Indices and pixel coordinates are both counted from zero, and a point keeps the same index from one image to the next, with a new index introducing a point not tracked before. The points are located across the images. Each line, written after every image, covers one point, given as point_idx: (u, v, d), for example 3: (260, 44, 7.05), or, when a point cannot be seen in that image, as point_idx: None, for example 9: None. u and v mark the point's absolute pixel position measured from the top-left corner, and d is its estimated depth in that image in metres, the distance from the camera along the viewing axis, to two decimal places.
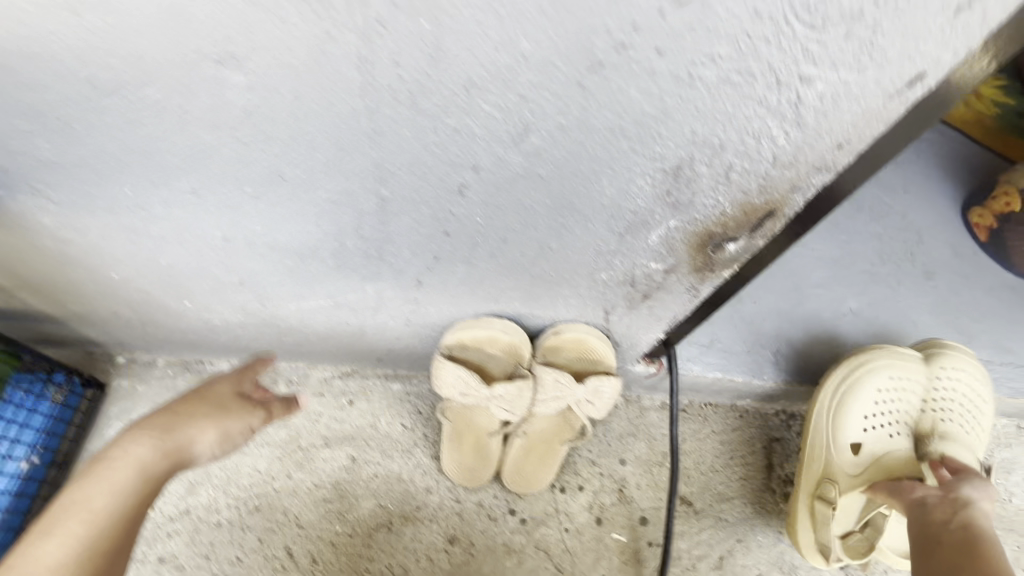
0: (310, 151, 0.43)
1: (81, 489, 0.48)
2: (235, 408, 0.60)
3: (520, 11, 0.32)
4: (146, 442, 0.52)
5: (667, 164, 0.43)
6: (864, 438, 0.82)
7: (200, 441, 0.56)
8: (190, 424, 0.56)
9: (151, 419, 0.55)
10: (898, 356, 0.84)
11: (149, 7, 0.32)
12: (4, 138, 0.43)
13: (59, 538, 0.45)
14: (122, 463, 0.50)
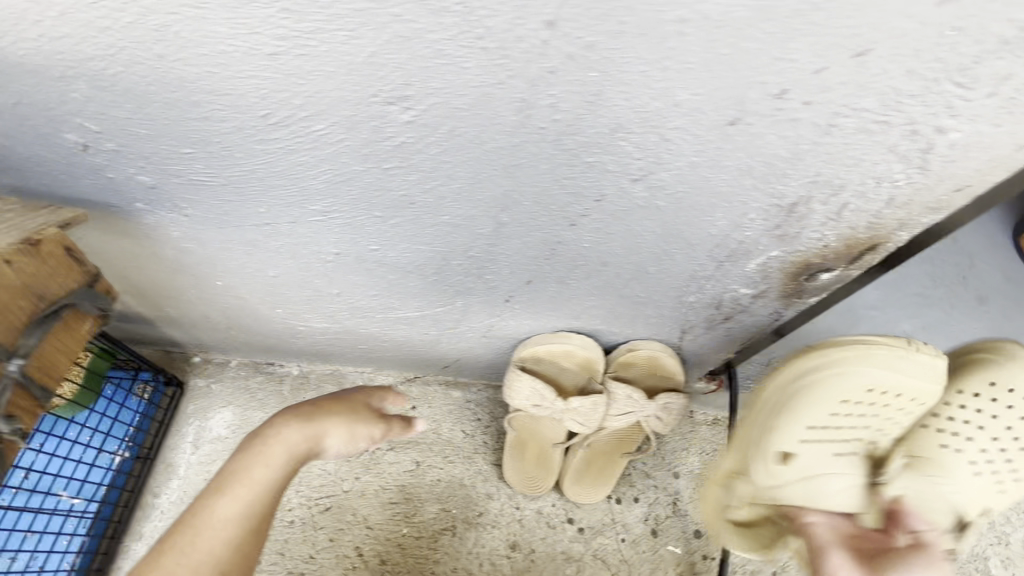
0: (446, 179, 0.46)
1: (244, 458, 0.54)
2: (371, 417, 0.61)
3: (685, 66, 0.34)
4: (297, 429, 0.56)
5: (784, 200, 0.46)
6: (806, 450, 0.60)
7: (335, 441, 0.58)
8: (332, 419, 0.58)
9: (307, 402, 0.60)
10: (886, 359, 0.56)
11: (344, 55, 0.35)
12: (166, 161, 0.46)
13: (230, 500, 0.52)
14: (276, 444, 0.55)
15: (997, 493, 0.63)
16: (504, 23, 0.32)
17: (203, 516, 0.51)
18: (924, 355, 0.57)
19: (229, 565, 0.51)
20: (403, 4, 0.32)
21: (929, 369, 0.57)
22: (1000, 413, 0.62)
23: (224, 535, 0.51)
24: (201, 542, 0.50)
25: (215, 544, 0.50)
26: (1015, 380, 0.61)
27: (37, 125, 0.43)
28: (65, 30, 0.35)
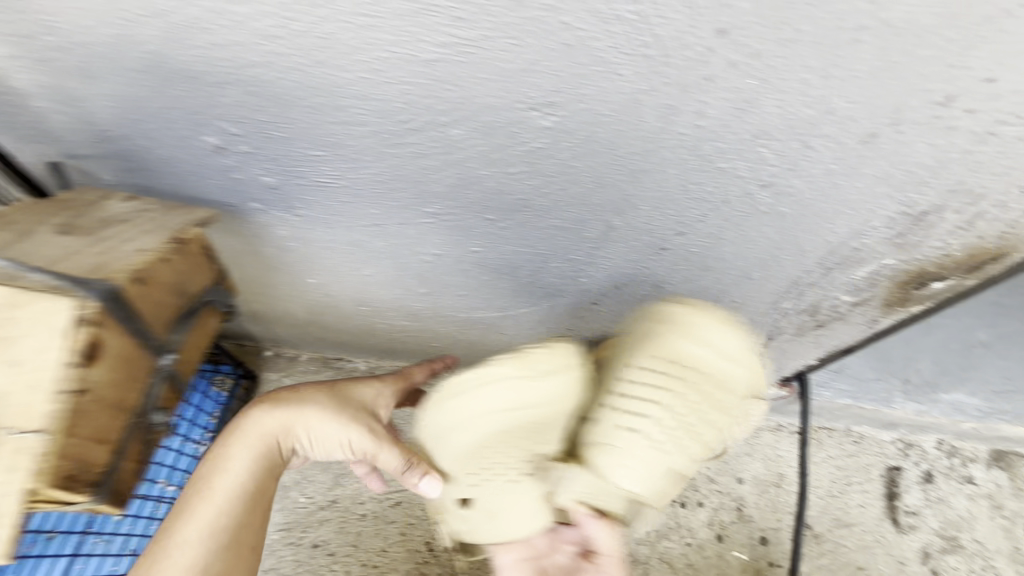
0: (569, 184, 0.47)
1: (211, 463, 0.55)
2: (344, 405, 0.57)
3: (852, 74, 0.34)
4: (260, 417, 0.55)
5: (915, 209, 0.45)
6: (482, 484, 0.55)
7: (303, 429, 0.55)
8: (297, 407, 0.55)
9: (279, 390, 0.58)
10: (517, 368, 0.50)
11: (503, 62, 0.36)
12: (295, 163, 0.47)
13: (204, 491, 0.53)
14: (246, 435, 0.55)
15: (664, 458, 0.50)
16: (675, 31, 0.32)
17: (170, 533, 0.53)
18: (546, 359, 0.51)
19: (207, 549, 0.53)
20: (576, 12, 0.32)
21: (529, 373, 0.51)
22: (663, 378, 0.50)
23: (200, 521, 0.53)
24: (183, 527, 0.53)
25: (196, 527, 0.53)
26: (684, 350, 0.51)
27: (179, 128, 0.45)
28: (235, 38, 0.36)
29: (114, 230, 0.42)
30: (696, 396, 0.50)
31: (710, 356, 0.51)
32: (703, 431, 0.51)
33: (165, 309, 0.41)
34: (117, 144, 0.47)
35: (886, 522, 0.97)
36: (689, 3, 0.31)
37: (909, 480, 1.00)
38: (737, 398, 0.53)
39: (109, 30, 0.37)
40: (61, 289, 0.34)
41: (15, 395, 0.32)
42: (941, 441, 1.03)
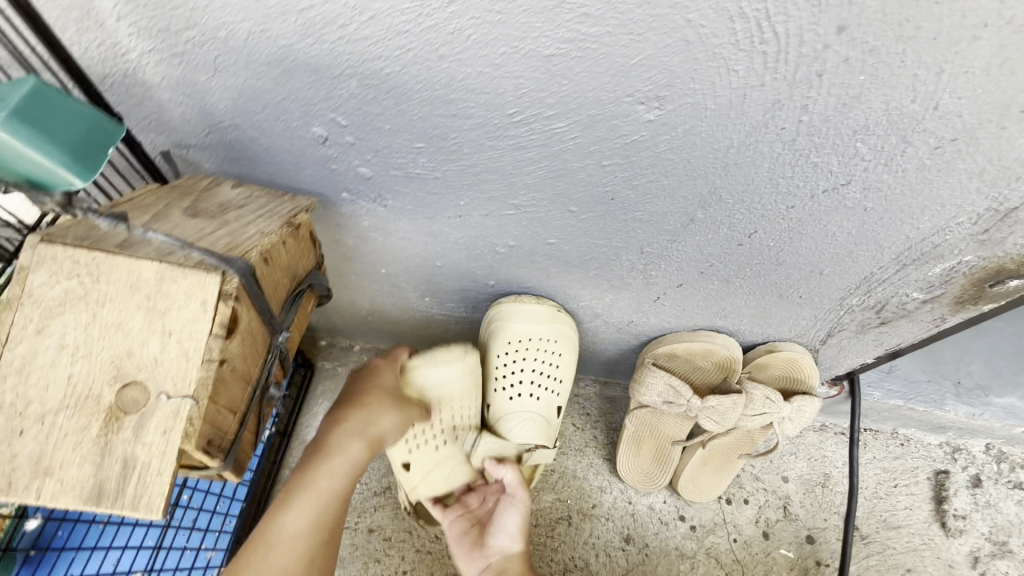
0: (660, 177, 0.48)
1: (308, 473, 0.53)
2: (403, 401, 0.63)
3: (965, 69, 0.35)
4: (351, 436, 0.56)
5: (1004, 205, 0.46)
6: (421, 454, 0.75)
7: (387, 436, 0.60)
8: (375, 415, 0.59)
9: (355, 404, 0.59)
10: (426, 360, 0.73)
11: (621, 58, 0.37)
12: (394, 154, 0.50)
13: (296, 511, 0.52)
14: (335, 457, 0.55)
15: (537, 404, 0.76)
16: (797, 27, 0.34)
17: (273, 533, 0.51)
18: (446, 359, 0.73)
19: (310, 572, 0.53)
20: (703, 10, 0.34)
21: (444, 371, 0.73)
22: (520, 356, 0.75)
23: (297, 550, 0.52)
24: (273, 559, 0.51)
25: (288, 558, 0.51)
26: (517, 330, 0.74)
27: (289, 120, 0.47)
28: (366, 32, 0.38)
29: (233, 214, 0.44)
30: (553, 356, 0.76)
31: (529, 335, 0.74)
32: (563, 383, 0.77)
33: (280, 290, 0.44)
34: (225, 135, 0.50)
35: (934, 525, 0.97)
36: (815, 1, 0.32)
37: (957, 483, 1.00)
38: (576, 356, 0.77)
39: (248, 25, 0.39)
40: (207, 264, 0.36)
41: (168, 363, 0.35)
42: (989, 446, 1.02)
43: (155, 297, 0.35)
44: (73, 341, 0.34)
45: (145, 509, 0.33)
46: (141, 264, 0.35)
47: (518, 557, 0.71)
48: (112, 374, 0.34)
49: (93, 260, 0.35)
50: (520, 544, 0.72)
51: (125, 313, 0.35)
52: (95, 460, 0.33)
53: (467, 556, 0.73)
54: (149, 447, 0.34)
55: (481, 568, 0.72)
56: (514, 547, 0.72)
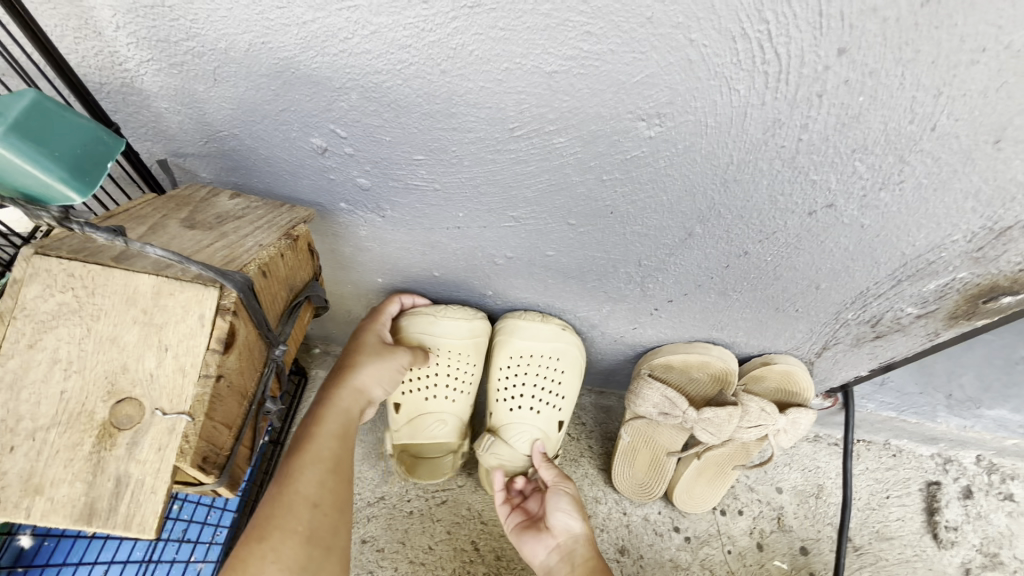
0: (659, 193, 0.48)
1: (311, 422, 0.57)
2: (387, 347, 0.66)
3: (963, 91, 0.35)
4: (344, 379, 0.61)
5: (998, 224, 0.46)
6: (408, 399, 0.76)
7: (371, 378, 0.62)
8: (360, 361, 0.63)
9: (342, 363, 0.63)
10: (435, 310, 0.73)
11: (622, 75, 0.37)
12: (394, 166, 0.49)
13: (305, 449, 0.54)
14: (333, 397, 0.59)
15: (533, 416, 0.76)
16: (798, 49, 0.34)
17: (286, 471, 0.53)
18: (457, 316, 0.73)
19: (325, 496, 0.52)
20: (706, 30, 0.34)
21: (457, 328, 0.73)
22: (525, 366, 0.75)
23: (309, 474, 0.52)
24: (289, 485, 0.51)
25: (303, 483, 0.52)
26: (518, 344, 0.75)
27: (289, 130, 0.47)
28: (368, 46, 0.38)
29: (230, 226, 0.44)
30: (553, 373, 0.76)
31: (540, 350, 0.75)
32: (561, 400, 0.77)
33: (276, 301, 0.44)
34: (223, 144, 0.49)
35: (926, 537, 0.97)
36: (817, 24, 0.33)
37: (949, 494, 1.00)
38: (577, 378, 0.77)
39: (249, 37, 0.39)
40: (206, 277, 0.36)
41: (164, 378, 0.34)
42: (980, 457, 1.03)
43: (151, 311, 0.35)
44: (65, 357, 0.34)
45: (138, 528, 0.33)
46: (139, 278, 0.35)
47: (584, 536, 0.67)
48: (106, 390, 0.34)
49: (89, 273, 0.34)
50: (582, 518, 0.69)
51: (121, 327, 0.34)
52: (87, 479, 0.33)
53: (532, 542, 0.69)
54: (142, 464, 0.33)
55: (548, 550, 0.68)
56: (577, 524, 0.68)
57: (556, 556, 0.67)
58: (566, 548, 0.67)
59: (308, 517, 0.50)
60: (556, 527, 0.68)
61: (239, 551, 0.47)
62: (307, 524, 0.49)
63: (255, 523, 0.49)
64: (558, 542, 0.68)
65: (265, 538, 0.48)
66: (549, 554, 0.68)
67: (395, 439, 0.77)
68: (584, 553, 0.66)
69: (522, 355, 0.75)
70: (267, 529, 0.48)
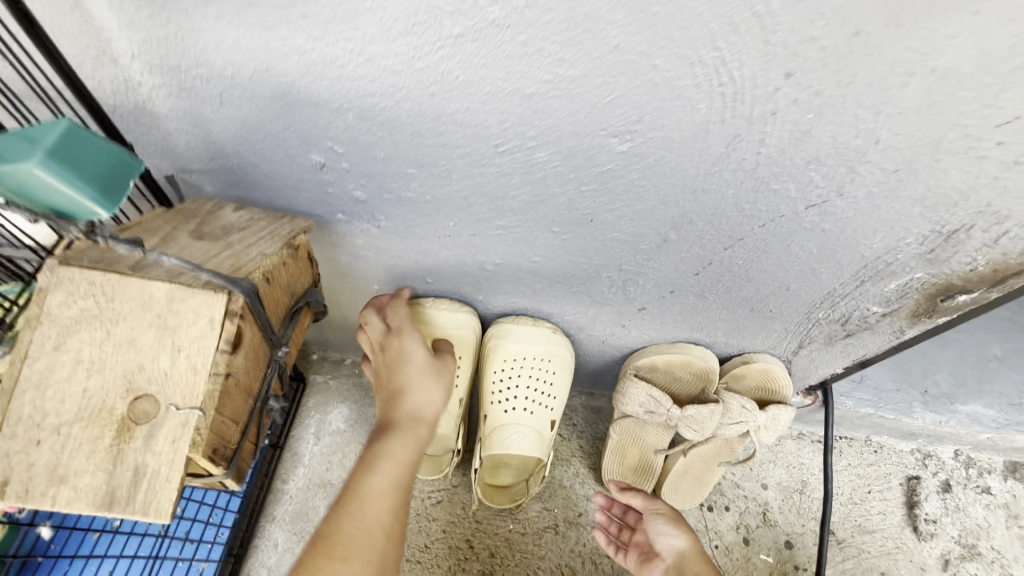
0: (634, 202, 0.52)
1: (381, 443, 0.58)
2: (438, 362, 0.65)
3: (898, 110, 0.39)
4: (413, 408, 0.61)
5: (945, 228, 0.50)
6: None
7: (438, 399, 0.63)
8: (425, 383, 0.63)
9: (403, 377, 0.62)
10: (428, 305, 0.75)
11: (593, 98, 0.41)
12: (387, 180, 0.53)
13: (380, 474, 0.56)
14: (402, 425, 0.60)
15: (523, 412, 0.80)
16: (749, 73, 0.38)
17: (361, 491, 0.55)
18: (448, 310, 0.75)
19: (398, 528, 0.56)
20: (667, 57, 0.38)
21: (445, 322, 0.75)
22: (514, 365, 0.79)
23: (386, 505, 0.55)
24: (367, 514, 0.54)
25: (379, 513, 0.55)
26: (509, 347, 0.78)
27: (290, 147, 0.50)
28: (363, 72, 0.42)
29: (236, 237, 0.47)
30: (543, 374, 0.79)
31: (528, 351, 0.78)
32: (554, 400, 0.81)
33: (279, 306, 0.47)
34: (228, 161, 0.53)
35: (906, 529, 1.01)
36: (764, 51, 0.36)
37: (928, 489, 1.04)
38: (569, 380, 0.81)
39: (254, 64, 0.42)
40: (214, 284, 0.39)
41: (177, 376, 0.37)
42: (958, 452, 1.06)
43: (165, 315, 0.38)
44: (87, 357, 0.37)
45: (155, 513, 0.36)
46: (153, 285, 0.38)
47: (689, 550, 0.77)
48: (124, 388, 0.37)
49: (109, 281, 0.38)
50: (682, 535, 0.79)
51: (138, 330, 0.37)
52: (107, 469, 0.36)
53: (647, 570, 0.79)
54: (159, 455, 0.36)
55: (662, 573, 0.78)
56: (679, 542, 0.77)
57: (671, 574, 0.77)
58: (677, 567, 0.77)
59: (384, 548, 0.54)
60: (665, 552, 0.78)
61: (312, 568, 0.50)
62: (381, 555, 0.53)
63: (329, 541, 0.52)
64: (668, 563, 0.78)
65: (348, 564, 0.51)
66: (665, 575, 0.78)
67: None
68: (692, 567, 0.75)
69: (512, 356, 0.78)
70: (350, 553, 0.51)
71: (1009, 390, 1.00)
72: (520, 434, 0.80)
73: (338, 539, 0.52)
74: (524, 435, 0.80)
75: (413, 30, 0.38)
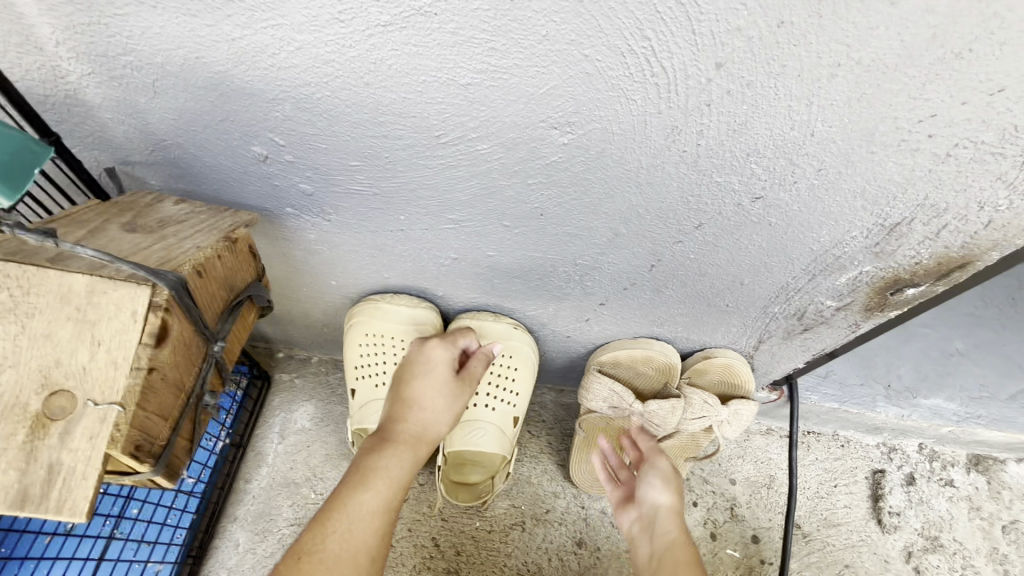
0: (582, 195, 0.52)
1: (378, 458, 0.59)
2: (458, 384, 0.68)
3: (830, 101, 0.39)
4: (416, 426, 0.64)
5: (888, 221, 0.51)
6: (361, 385, 0.79)
7: (442, 419, 0.66)
8: (434, 403, 0.65)
9: (414, 395, 0.65)
10: (388, 300, 0.75)
11: (529, 88, 0.41)
12: (333, 172, 0.52)
13: (374, 491, 0.57)
14: (402, 443, 0.62)
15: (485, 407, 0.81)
16: (680, 63, 0.38)
17: (352, 507, 0.55)
18: (409, 305, 0.75)
19: (379, 551, 0.56)
20: (597, 46, 0.37)
21: (404, 316, 0.75)
22: None
23: (373, 526, 0.55)
24: (353, 534, 0.54)
25: (366, 535, 0.54)
26: None
27: (230, 139, 0.49)
28: (295, 61, 0.41)
29: (171, 230, 0.46)
30: (506, 369, 0.80)
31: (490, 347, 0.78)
32: (516, 396, 0.81)
33: (215, 300, 0.46)
34: (169, 153, 0.52)
35: (871, 522, 1.02)
36: (692, 41, 0.36)
37: (893, 482, 1.05)
38: (531, 376, 0.82)
39: (183, 53, 0.41)
40: (138, 277, 0.38)
41: (96, 371, 0.36)
42: (922, 445, 1.08)
43: (85, 309, 0.37)
44: (2, 353, 0.36)
45: (70, 512, 0.35)
46: (72, 277, 0.37)
47: (670, 510, 0.68)
48: (40, 383, 0.36)
49: (24, 274, 0.37)
50: (673, 496, 0.69)
51: (55, 324, 0.36)
52: (20, 466, 0.34)
53: (620, 510, 0.72)
54: (75, 452, 0.35)
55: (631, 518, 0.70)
56: (665, 498, 0.69)
57: (640, 526, 0.69)
58: (649, 519, 0.68)
59: (365, 569, 0.53)
60: (642, 493, 0.70)
61: None
62: None
63: (308, 558, 0.51)
64: (641, 513, 0.69)
65: None
66: (633, 524, 0.70)
67: (351, 425, 0.80)
68: (665, 526, 0.67)
69: None
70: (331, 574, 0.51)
71: (971, 384, 1.01)
72: (481, 429, 0.80)
73: (321, 555, 0.51)
74: (486, 431, 0.80)
75: (341, 18, 0.38)
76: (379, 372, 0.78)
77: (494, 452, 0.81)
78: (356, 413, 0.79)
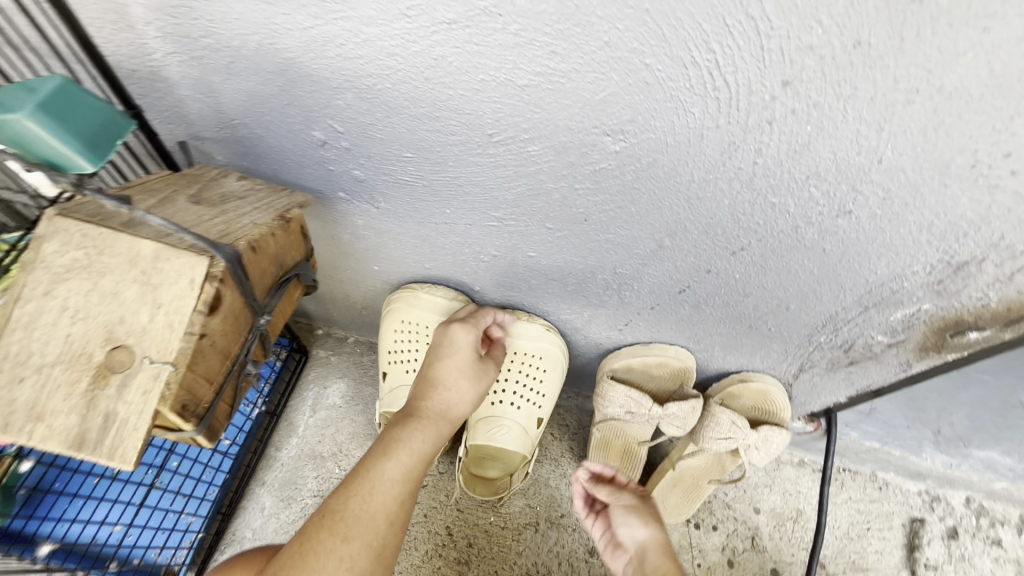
0: (627, 204, 0.51)
1: (402, 431, 0.61)
2: (481, 366, 0.70)
3: (902, 129, 0.38)
4: (439, 405, 0.65)
5: (955, 259, 0.47)
6: (392, 371, 0.81)
7: (464, 399, 0.67)
8: (457, 386, 0.67)
9: (436, 374, 0.67)
10: (424, 289, 0.77)
11: (586, 92, 0.41)
12: (385, 162, 0.53)
13: (394, 460, 0.58)
14: (427, 418, 0.64)
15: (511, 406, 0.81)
16: (744, 78, 0.37)
17: (374, 473, 0.57)
18: (443, 295, 0.76)
19: (398, 518, 0.57)
20: (659, 56, 0.37)
21: (438, 306, 0.76)
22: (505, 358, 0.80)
23: (393, 493, 0.57)
24: (374, 497, 0.55)
25: (386, 500, 0.56)
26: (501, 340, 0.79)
27: (292, 123, 0.51)
28: (361, 52, 0.42)
29: (231, 206, 0.49)
30: (534, 368, 0.80)
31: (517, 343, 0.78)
32: (543, 397, 0.82)
33: (265, 276, 0.49)
34: (236, 132, 0.55)
35: (903, 572, 0.96)
36: (760, 56, 0.35)
37: (932, 533, 0.99)
38: (559, 377, 0.82)
39: (258, 38, 0.43)
40: (198, 248, 0.41)
41: (154, 332, 0.39)
42: (970, 499, 1.00)
43: (149, 273, 0.39)
44: (73, 306, 0.38)
45: (120, 459, 0.37)
46: (141, 243, 0.40)
47: (653, 543, 0.67)
48: (104, 337, 0.38)
49: (101, 236, 0.39)
50: (650, 529, 0.69)
51: (122, 284, 0.39)
52: (80, 412, 0.37)
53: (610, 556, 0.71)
54: (128, 405, 0.38)
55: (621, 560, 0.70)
56: (643, 531, 0.68)
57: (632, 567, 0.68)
58: (636, 558, 0.68)
59: (383, 532, 0.54)
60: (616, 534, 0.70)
61: (314, 536, 0.51)
62: (381, 538, 0.54)
63: (330, 516, 0.53)
64: (629, 555, 0.68)
65: (348, 541, 0.52)
66: (626, 565, 0.69)
67: (381, 407, 0.82)
68: (656, 562, 0.66)
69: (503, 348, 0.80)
70: (352, 531, 0.52)
71: None
72: (506, 427, 0.81)
73: (341, 512, 0.53)
74: (510, 429, 0.81)
75: (408, 13, 0.38)
76: (411, 358, 0.80)
77: (518, 450, 0.81)
78: (387, 397, 0.82)
